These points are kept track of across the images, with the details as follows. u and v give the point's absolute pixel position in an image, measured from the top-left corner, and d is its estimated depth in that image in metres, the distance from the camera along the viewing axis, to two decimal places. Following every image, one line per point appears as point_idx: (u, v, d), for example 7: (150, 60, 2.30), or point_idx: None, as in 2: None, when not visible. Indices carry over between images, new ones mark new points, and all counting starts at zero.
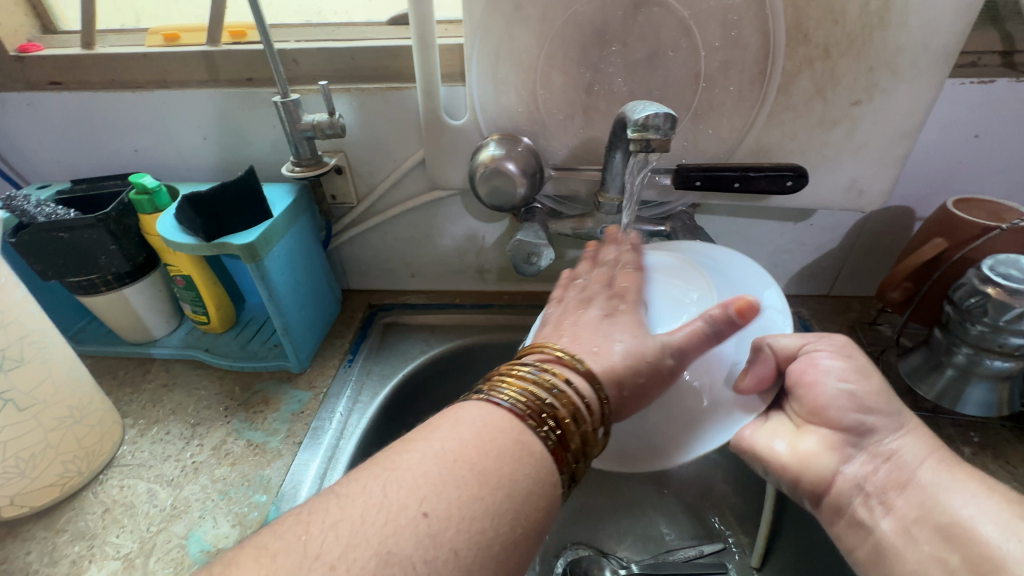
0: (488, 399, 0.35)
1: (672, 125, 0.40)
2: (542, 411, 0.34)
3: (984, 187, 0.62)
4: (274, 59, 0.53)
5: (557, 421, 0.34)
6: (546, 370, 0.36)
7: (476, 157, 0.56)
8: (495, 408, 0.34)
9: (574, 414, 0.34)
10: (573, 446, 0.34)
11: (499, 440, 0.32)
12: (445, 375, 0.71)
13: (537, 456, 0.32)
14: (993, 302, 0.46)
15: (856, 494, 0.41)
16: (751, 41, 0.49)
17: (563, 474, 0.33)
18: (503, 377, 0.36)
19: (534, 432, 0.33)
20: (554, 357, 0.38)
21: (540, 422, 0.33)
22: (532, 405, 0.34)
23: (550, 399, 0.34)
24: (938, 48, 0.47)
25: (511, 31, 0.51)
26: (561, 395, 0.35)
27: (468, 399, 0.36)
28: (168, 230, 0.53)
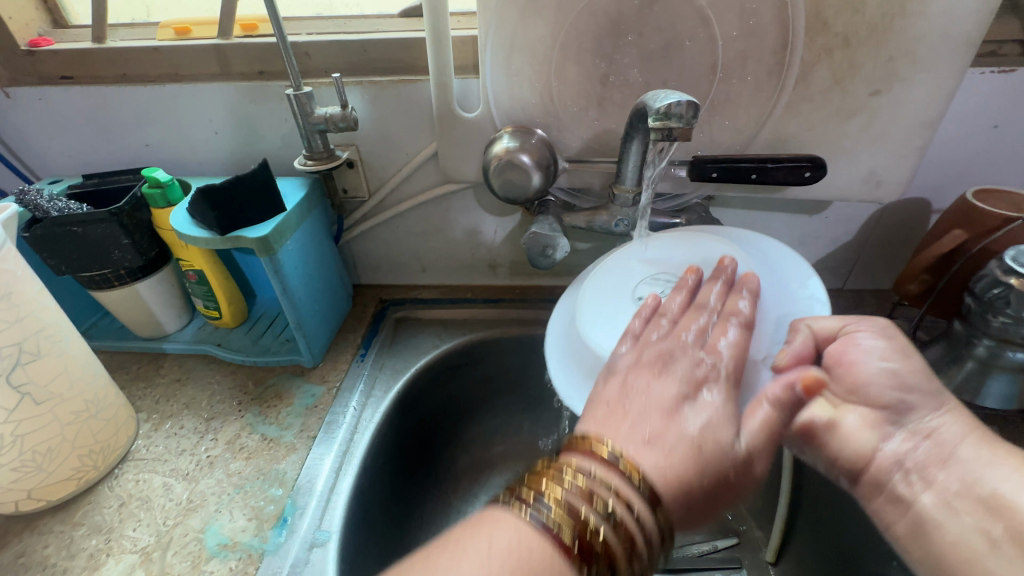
0: (528, 513, 0.30)
1: (694, 113, 0.39)
2: (592, 542, 0.29)
3: (1003, 178, 0.61)
4: (286, 52, 0.52)
5: (607, 554, 0.29)
6: (596, 490, 0.31)
7: (490, 150, 0.55)
8: (536, 529, 0.29)
9: (629, 547, 0.30)
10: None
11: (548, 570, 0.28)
12: (458, 370, 0.70)
13: None
14: (1016, 294, 0.46)
15: (896, 471, 0.41)
16: (769, 31, 0.48)
17: None
18: (549, 486, 0.31)
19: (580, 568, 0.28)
20: (610, 466, 0.32)
21: (587, 556, 0.28)
22: (580, 531, 0.29)
23: (604, 529, 0.29)
24: (959, 36, 0.47)
25: (526, 22, 0.51)
26: (617, 524, 0.30)
27: (504, 504, 0.31)
28: (182, 224, 0.53)
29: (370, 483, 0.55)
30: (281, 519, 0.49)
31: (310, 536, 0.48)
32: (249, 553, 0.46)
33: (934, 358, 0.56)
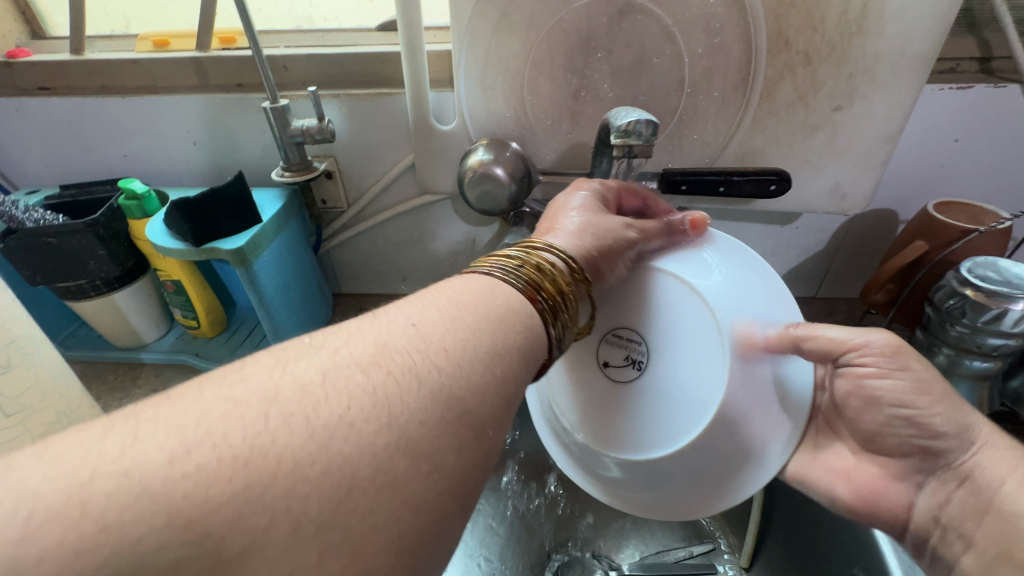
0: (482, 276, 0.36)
1: (653, 131, 0.40)
2: (536, 285, 0.36)
3: (965, 190, 0.63)
4: (263, 65, 0.53)
5: (548, 290, 0.36)
6: (530, 248, 0.39)
7: (465, 161, 0.56)
8: (488, 279, 0.36)
9: (561, 286, 0.37)
10: (565, 309, 0.37)
11: (496, 303, 0.34)
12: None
13: (526, 315, 0.34)
14: (971, 303, 0.47)
15: (936, 529, 0.43)
16: (733, 48, 0.50)
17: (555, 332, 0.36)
18: (493, 260, 0.38)
19: (527, 299, 0.35)
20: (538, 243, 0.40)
21: (534, 294, 0.35)
22: (528, 280, 0.36)
23: (544, 274, 0.37)
24: (915, 55, 0.48)
25: (498, 38, 0.52)
26: (552, 265, 0.37)
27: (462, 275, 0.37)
28: (158, 235, 0.54)
29: None
30: None
31: None
32: None
33: None
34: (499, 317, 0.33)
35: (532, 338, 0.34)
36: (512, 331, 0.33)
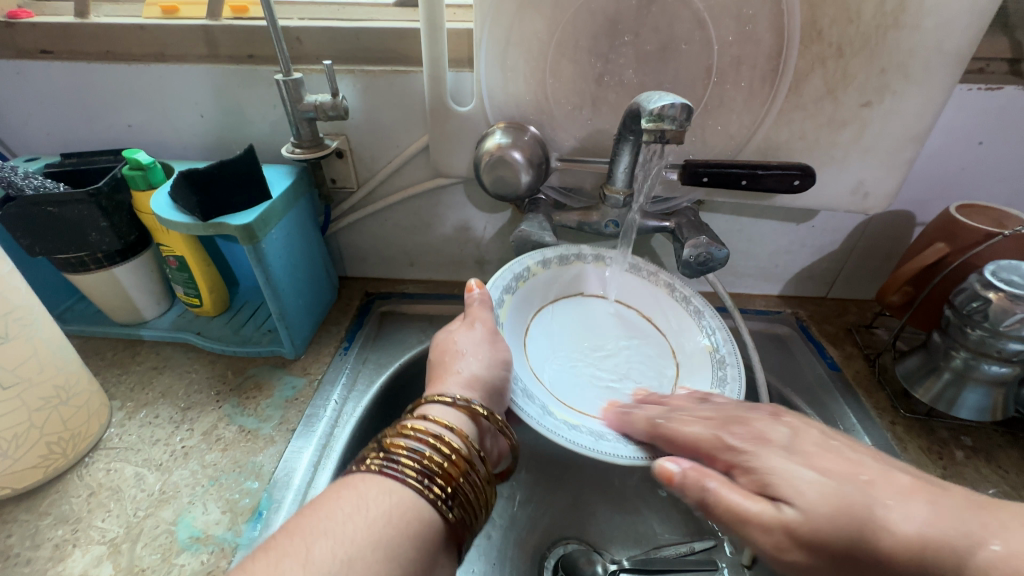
0: (384, 471, 0.35)
1: (687, 116, 0.39)
2: (428, 473, 0.36)
3: (985, 194, 0.62)
4: (277, 36, 0.51)
5: (436, 481, 0.36)
6: (411, 436, 0.38)
7: (481, 145, 0.55)
8: (390, 482, 0.35)
9: (446, 467, 0.37)
10: (456, 483, 0.37)
11: (365, 483, 0.35)
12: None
13: (420, 512, 0.34)
14: (994, 307, 0.47)
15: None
16: (764, 37, 0.49)
17: (455, 515, 0.36)
18: (393, 447, 0.37)
19: (421, 492, 0.35)
20: (409, 426, 0.40)
21: (428, 485, 0.35)
22: (420, 470, 0.36)
23: (431, 459, 0.37)
24: (950, 51, 0.47)
25: (523, 16, 0.50)
26: (427, 449, 0.38)
27: (363, 471, 0.36)
28: (163, 208, 0.52)
29: None
30: (257, 513, 0.48)
31: None
32: (222, 547, 0.45)
33: (913, 367, 0.58)
34: (351, 511, 0.32)
35: (402, 509, 0.33)
36: (367, 517, 0.32)
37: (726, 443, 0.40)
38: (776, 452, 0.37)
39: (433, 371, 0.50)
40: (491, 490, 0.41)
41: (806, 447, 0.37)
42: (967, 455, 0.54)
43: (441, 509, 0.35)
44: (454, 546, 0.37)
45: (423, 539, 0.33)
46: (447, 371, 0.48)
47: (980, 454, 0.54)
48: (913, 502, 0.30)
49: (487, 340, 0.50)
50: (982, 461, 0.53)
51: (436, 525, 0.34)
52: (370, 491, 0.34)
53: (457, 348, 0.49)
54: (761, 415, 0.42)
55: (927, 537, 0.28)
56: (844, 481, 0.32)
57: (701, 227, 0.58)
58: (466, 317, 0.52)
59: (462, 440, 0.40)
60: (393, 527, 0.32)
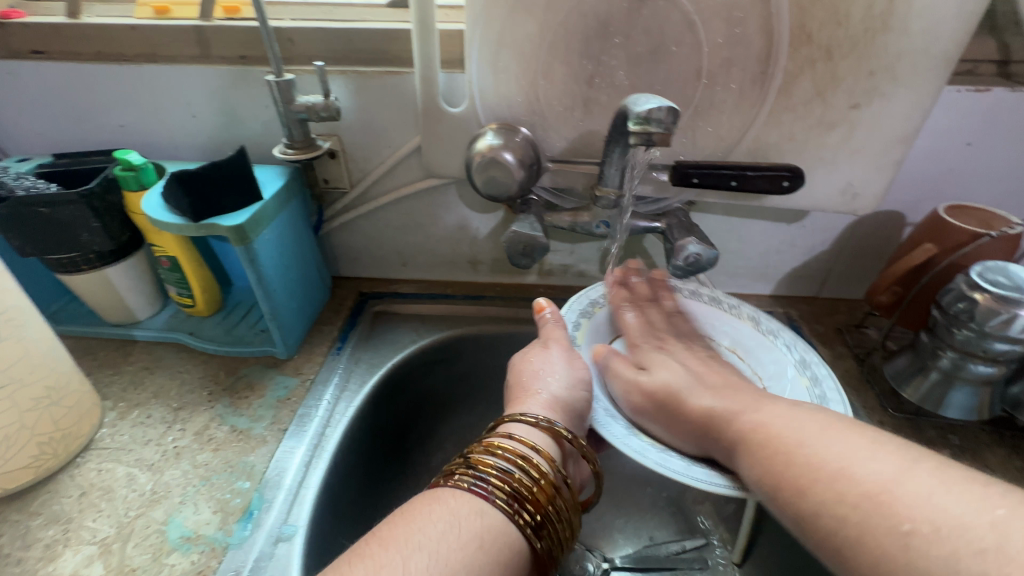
0: (476, 489, 0.37)
1: (674, 119, 0.40)
2: (517, 498, 0.37)
3: (974, 195, 0.63)
4: (269, 37, 0.51)
5: (526, 506, 0.37)
6: (502, 454, 0.40)
7: (473, 146, 0.55)
8: (481, 500, 0.36)
9: (535, 493, 0.38)
10: (544, 510, 0.38)
11: (457, 498, 0.36)
12: (434, 364, 0.70)
13: (510, 536, 0.35)
14: (981, 308, 0.47)
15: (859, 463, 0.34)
16: (754, 40, 0.49)
17: (541, 543, 0.37)
18: (484, 464, 0.39)
19: (511, 515, 0.36)
20: (500, 444, 0.41)
21: (517, 509, 0.37)
22: (509, 492, 0.37)
23: (520, 483, 0.38)
24: (938, 54, 0.48)
25: (514, 18, 0.50)
26: (517, 471, 0.39)
27: (455, 487, 0.37)
28: (154, 209, 0.52)
29: (339, 480, 0.55)
30: (248, 512, 0.48)
31: (276, 530, 0.47)
32: (213, 546, 0.46)
33: (901, 367, 0.59)
34: (445, 528, 0.34)
35: (492, 531, 0.35)
36: (459, 538, 0.33)
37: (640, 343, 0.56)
38: (671, 354, 0.53)
39: (511, 393, 0.51)
40: (573, 518, 0.41)
41: (687, 358, 0.53)
42: (954, 454, 0.54)
43: (530, 533, 0.36)
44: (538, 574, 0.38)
45: (508, 564, 0.34)
46: (526, 393, 0.49)
47: (967, 452, 0.55)
48: (721, 394, 0.46)
49: (564, 360, 0.52)
50: (968, 460, 0.54)
51: (525, 551, 0.36)
52: (461, 509, 0.35)
53: (533, 367, 0.51)
54: (680, 339, 0.56)
55: (715, 407, 0.44)
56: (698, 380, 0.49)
57: (692, 228, 0.58)
58: (543, 338, 0.54)
59: (548, 464, 0.41)
60: (484, 551, 0.33)
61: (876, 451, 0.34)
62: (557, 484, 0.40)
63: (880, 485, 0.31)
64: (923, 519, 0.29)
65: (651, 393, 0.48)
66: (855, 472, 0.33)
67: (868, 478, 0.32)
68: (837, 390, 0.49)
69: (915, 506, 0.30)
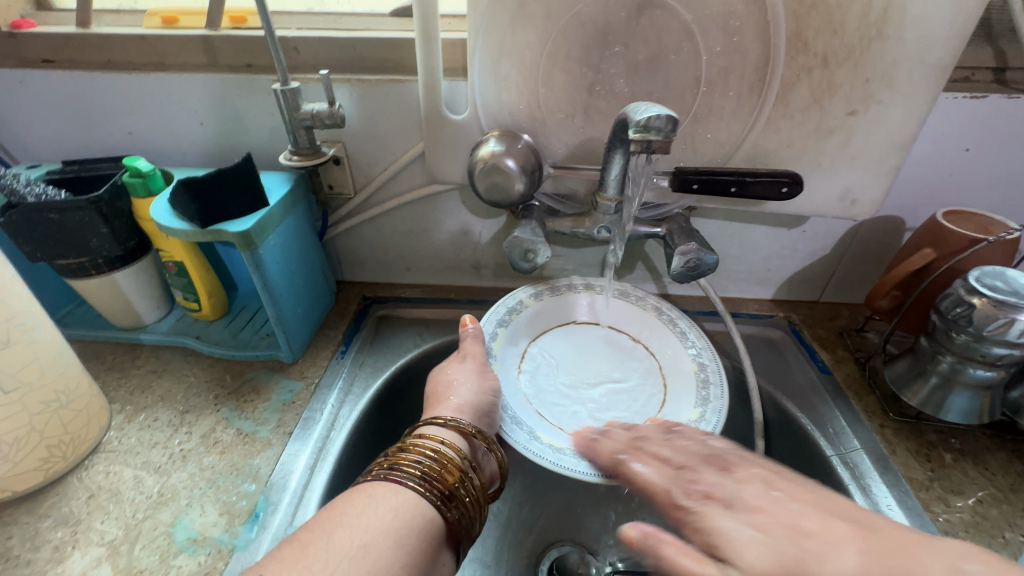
0: (389, 476, 0.40)
1: (672, 127, 0.40)
2: (427, 479, 0.40)
3: (972, 200, 0.63)
4: (275, 47, 0.52)
5: (434, 486, 0.40)
6: (411, 448, 0.43)
7: (475, 153, 0.55)
8: (394, 483, 0.39)
9: (442, 475, 0.41)
10: (452, 490, 0.41)
11: (374, 485, 0.39)
12: (408, 385, 0.68)
13: (421, 511, 0.38)
14: (978, 313, 0.47)
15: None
16: (751, 48, 0.49)
17: (452, 517, 0.39)
18: (395, 458, 0.42)
19: (422, 493, 0.39)
20: (407, 442, 0.44)
21: (428, 488, 0.39)
22: (419, 475, 0.40)
23: (430, 468, 0.41)
24: (933, 62, 0.48)
25: (515, 28, 0.51)
26: (426, 459, 0.42)
27: (371, 477, 0.40)
28: (162, 215, 0.53)
29: (343, 483, 0.55)
30: (253, 515, 0.49)
31: (281, 532, 0.47)
32: (219, 548, 0.46)
33: (901, 371, 0.59)
34: (364, 507, 0.36)
35: (408, 505, 0.37)
36: (377, 512, 0.36)
37: (674, 500, 0.36)
38: (723, 510, 0.32)
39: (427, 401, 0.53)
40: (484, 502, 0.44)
41: (748, 496, 0.32)
42: (955, 458, 0.55)
43: (441, 506, 0.39)
44: (453, 549, 0.40)
45: (426, 534, 0.37)
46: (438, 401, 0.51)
47: (967, 456, 0.55)
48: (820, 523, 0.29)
49: (476, 372, 0.53)
50: (969, 464, 0.54)
51: (438, 521, 0.38)
52: (378, 492, 0.38)
53: (448, 378, 0.52)
54: (708, 463, 0.39)
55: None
56: (788, 531, 0.28)
57: (692, 233, 0.58)
58: (459, 352, 0.55)
59: (456, 452, 0.44)
60: (399, 521, 0.36)
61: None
62: (464, 468, 0.43)
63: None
64: None
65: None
66: None
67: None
68: (718, 373, 0.55)
69: None
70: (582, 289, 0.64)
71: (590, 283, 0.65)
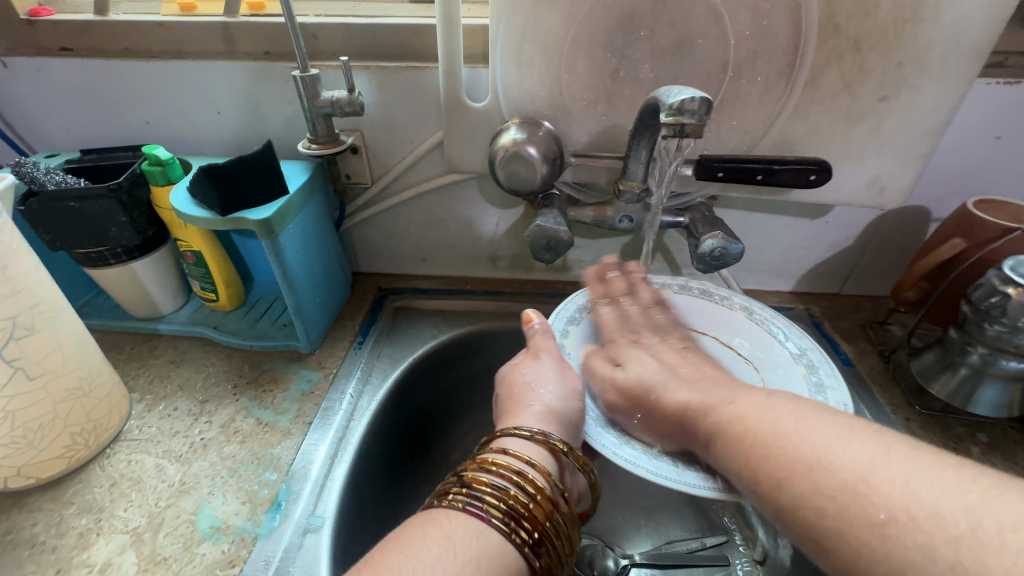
0: (471, 509, 0.36)
1: (706, 110, 0.39)
2: (513, 518, 0.36)
3: (1002, 189, 0.62)
4: (295, 33, 0.51)
5: (522, 526, 0.36)
6: (495, 475, 0.39)
7: (496, 141, 0.55)
8: (478, 521, 0.35)
9: (531, 512, 0.37)
10: (540, 529, 0.37)
11: (450, 519, 0.35)
12: (456, 361, 0.71)
13: (506, 558, 0.34)
14: (1013, 303, 0.46)
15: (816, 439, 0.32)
16: (781, 32, 0.48)
17: (539, 563, 0.35)
18: (477, 484, 0.38)
19: (508, 535, 0.35)
20: (491, 464, 0.40)
21: (513, 529, 0.35)
22: (504, 510, 0.36)
23: (517, 503, 0.37)
24: (969, 45, 0.47)
25: (539, 12, 0.50)
26: (512, 489, 0.38)
27: (451, 508, 0.36)
28: (182, 203, 0.53)
29: (363, 472, 0.55)
30: (276, 503, 0.49)
31: (304, 521, 0.47)
32: (242, 536, 0.46)
33: (928, 363, 0.58)
34: (440, 552, 0.32)
35: (491, 551, 0.34)
36: (455, 559, 0.32)
37: (617, 339, 0.55)
38: (641, 348, 0.52)
39: (503, 406, 0.50)
40: (572, 534, 0.40)
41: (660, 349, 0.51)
42: (984, 451, 0.54)
43: (528, 553, 0.35)
44: None
45: None
46: (518, 405, 0.47)
47: (996, 450, 0.54)
48: (695, 386, 0.43)
49: (555, 370, 0.50)
50: (998, 457, 0.53)
51: (525, 570, 0.34)
52: (457, 531, 0.34)
53: (525, 379, 0.50)
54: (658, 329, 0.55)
55: (691, 400, 0.42)
56: (673, 374, 0.46)
57: (715, 222, 0.57)
58: (530, 349, 0.53)
59: (544, 479, 0.40)
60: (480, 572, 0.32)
61: (851, 438, 0.31)
62: (554, 500, 0.39)
63: (857, 473, 0.29)
64: (898, 507, 0.26)
65: (625, 390, 0.48)
66: (832, 462, 0.30)
67: (844, 467, 0.29)
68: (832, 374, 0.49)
69: (892, 495, 0.27)
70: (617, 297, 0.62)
71: (624, 284, 0.63)
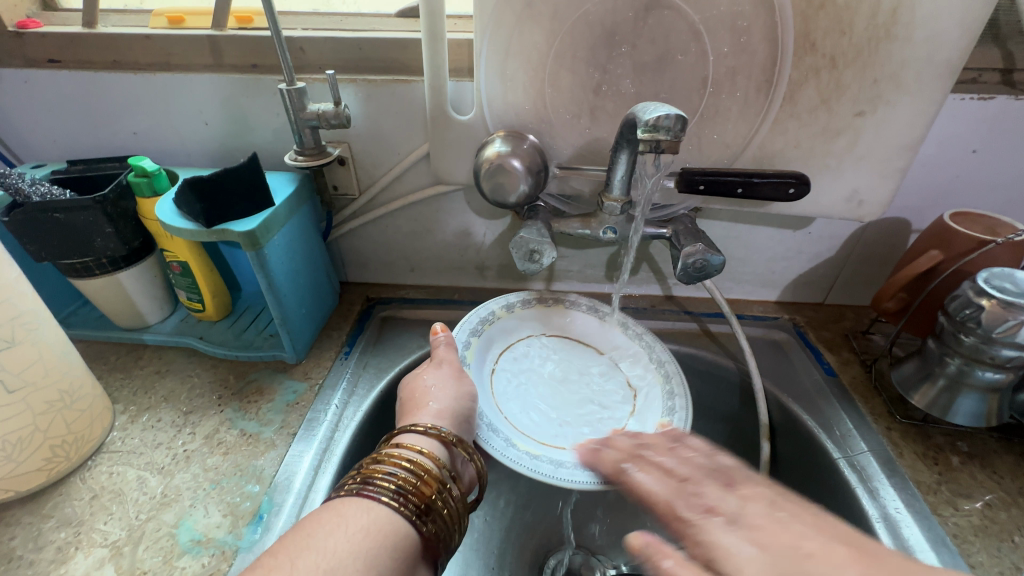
0: (361, 492, 0.38)
1: (682, 126, 0.40)
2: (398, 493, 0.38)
3: (979, 201, 0.63)
4: (281, 47, 0.51)
5: (407, 501, 0.38)
6: (383, 461, 0.41)
7: (480, 154, 0.55)
8: (368, 500, 0.37)
9: (417, 488, 0.39)
10: (426, 502, 0.39)
11: (346, 502, 0.37)
12: None
13: (394, 530, 0.36)
14: (987, 314, 0.47)
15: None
16: (759, 49, 0.49)
17: (427, 533, 0.38)
18: (369, 471, 0.40)
19: (395, 510, 0.37)
20: (377, 455, 0.42)
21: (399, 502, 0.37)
22: (392, 488, 0.38)
23: (405, 482, 0.39)
24: (941, 62, 0.48)
25: (522, 28, 0.51)
26: (399, 472, 0.40)
27: (345, 492, 0.38)
28: (167, 214, 0.53)
29: None
30: (257, 516, 0.48)
31: (286, 533, 0.47)
32: (223, 549, 0.46)
33: (908, 373, 0.58)
34: (333, 528, 0.34)
35: (380, 522, 0.36)
36: (348, 532, 0.34)
37: (678, 515, 0.34)
38: (725, 524, 0.31)
39: (405, 407, 0.52)
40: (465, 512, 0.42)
41: (753, 515, 0.31)
42: (963, 461, 0.54)
43: (417, 522, 0.37)
44: (432, 565, 0.38)
45: (402, 553, 0.35)
46: (416, 406, 0.50)
47: (975, 459, 0.54)
48: (853, 564, 0.26)
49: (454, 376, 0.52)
50: (977, 466, 0.54)
51: (413, 538, 0.36)
52: (348, 510, 0.36)
53: (426, 384, 0.51)
54: (713, 477, 0.37)
55: None
56: (788, 560, 0.27)
57: (698, 234, 0.58)
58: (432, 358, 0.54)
59: (433, 462, 0.42)
60: (371, 540, 0.34)
61: None
62: (442, 478, 0.41)
63: None
64: None
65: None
66: None
67: None
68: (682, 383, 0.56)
69: None
70: (587, 309, 0.66)
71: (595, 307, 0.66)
